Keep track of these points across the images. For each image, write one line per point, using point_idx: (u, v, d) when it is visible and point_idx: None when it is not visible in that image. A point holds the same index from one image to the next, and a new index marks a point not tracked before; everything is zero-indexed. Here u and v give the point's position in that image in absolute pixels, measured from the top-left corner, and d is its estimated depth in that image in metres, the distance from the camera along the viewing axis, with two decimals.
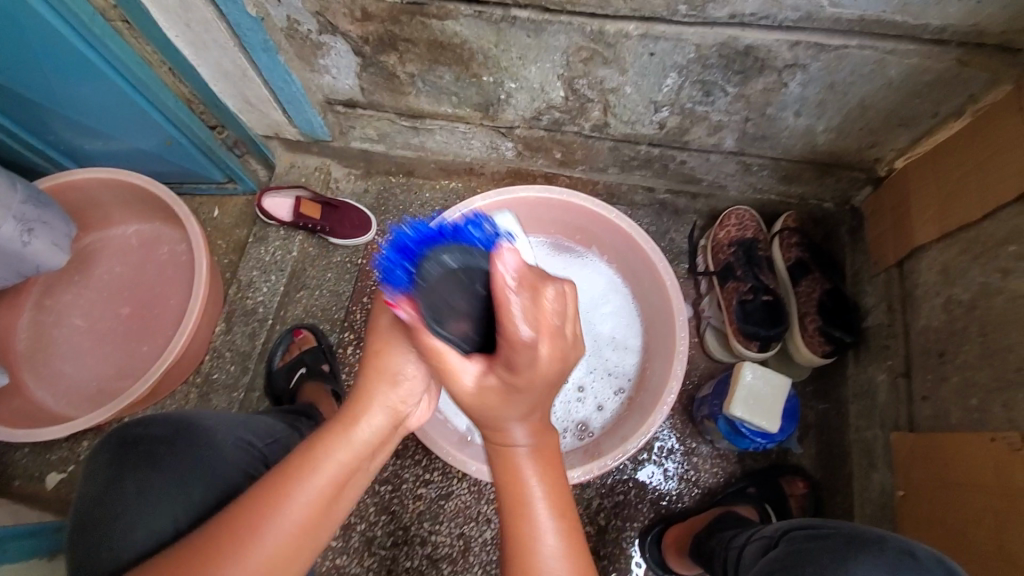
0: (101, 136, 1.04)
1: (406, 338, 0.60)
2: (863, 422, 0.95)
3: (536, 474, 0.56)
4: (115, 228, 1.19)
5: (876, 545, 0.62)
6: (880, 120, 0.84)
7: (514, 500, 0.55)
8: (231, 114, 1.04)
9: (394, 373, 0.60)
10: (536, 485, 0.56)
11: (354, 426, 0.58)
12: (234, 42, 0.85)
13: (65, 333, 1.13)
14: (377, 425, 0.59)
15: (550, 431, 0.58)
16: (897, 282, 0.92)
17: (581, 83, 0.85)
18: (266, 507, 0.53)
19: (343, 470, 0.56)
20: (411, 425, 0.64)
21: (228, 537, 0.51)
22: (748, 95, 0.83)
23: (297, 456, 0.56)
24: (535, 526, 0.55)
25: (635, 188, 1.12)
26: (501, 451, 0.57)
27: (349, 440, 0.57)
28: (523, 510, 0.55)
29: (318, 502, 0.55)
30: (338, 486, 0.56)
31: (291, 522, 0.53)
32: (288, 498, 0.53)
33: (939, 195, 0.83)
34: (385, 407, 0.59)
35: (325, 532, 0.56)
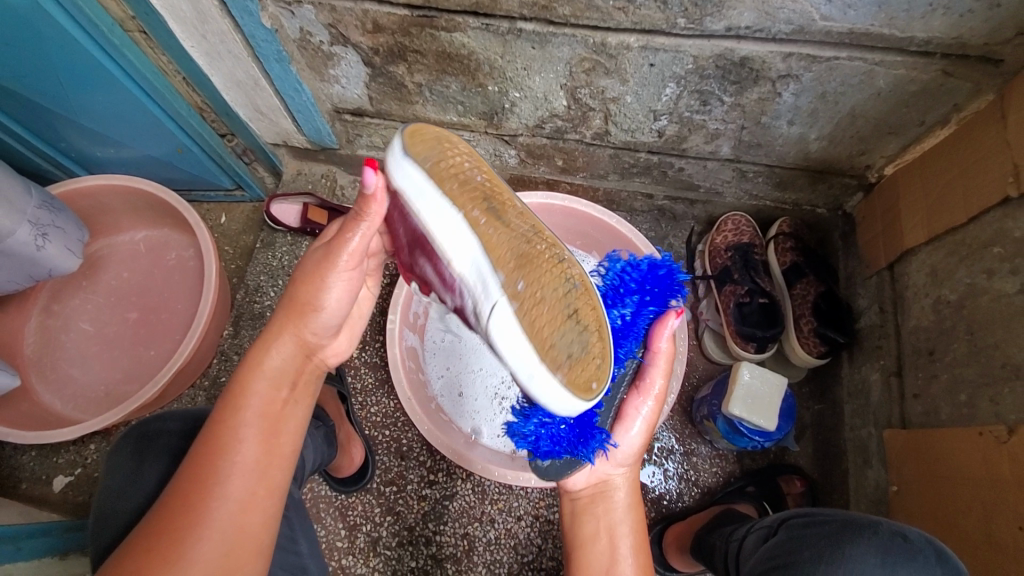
0: (114, 144, 1.07)
1: (318, 281, 0.63)
2: (857, 421, 0.97)
3: (624, 517, 0.73)
4: (123, 234, 1.21)
5: (869, 528, 0.65)
6: (869, 128, 0.88)
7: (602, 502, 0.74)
8: (242, 122, 1.06)
9: (303, 305, 0.64)
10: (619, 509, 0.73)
11: (265, 360, 0.62)
12: (248, 52, 0.87)
13: (73, 337, 1.15)
14: (286, 358, 0.63)
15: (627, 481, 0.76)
16: (888, 284, 0.95)
17: (583, 93, 0.88)
18: (202, 458, 0.57)
19: (262, 407, 0.60)
20: (330, 355, 0.69)
21: (186, 500, 0.54)
22: (744, 104, 0.86)
23: (216, 411, 0.60)
24: (610, 522, 0.73)
25: (634, 195, 1.16)
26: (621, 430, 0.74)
27: (263, 377, 0.62)
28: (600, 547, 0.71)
29: (253, 440, 0.58)
30: (270, 422, 0.60)
31: (233, 465, 0.57)
32: (219, 443, 0.57)
33: (927, 199, 0.87)
34: (296, 338, 0.64)
35: (275, 465, 0.60)
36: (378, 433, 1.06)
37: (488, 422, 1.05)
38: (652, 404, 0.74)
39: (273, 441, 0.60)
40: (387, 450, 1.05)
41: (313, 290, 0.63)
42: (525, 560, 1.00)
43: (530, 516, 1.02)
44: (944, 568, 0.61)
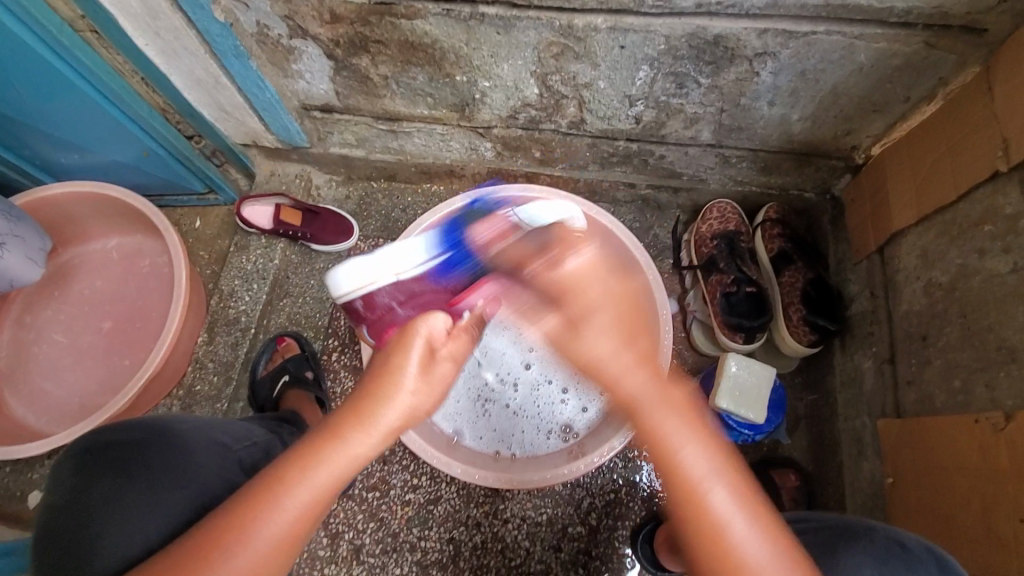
0: (78, 149, 1.03)
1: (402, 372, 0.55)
2: (852, 411, 0.94)
3: (670, 417, 0.56)
4: (95, 242, 1.18)
5: (864, 535, 0.65)
6: (853, 106, 0.85)
7: (715, 536, 0.52)
8: (207, 123, 1.03)
9: (383, 404, 0.55)
10: (675, 425, 0.56)
11: (348, 452, 0.54)
12: (204, 49, 0.85)
13: (46, 349, 1.12)
14: (366, 440, 0.54)
15: (678, 388, 0.58)
16: (878, 268, 0.91)
17: (554, 79, 0.85)
18: (245, 513, 0.53)
19: (321, 483, 0.54)
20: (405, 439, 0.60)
21: (212, 542, 0.52)
22: (721, 85, 0.83)
23: (284, 460, 0.55)
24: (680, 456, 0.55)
25: (616, 185, 1.12)
26: (645, 425, 0.57)
27: (332, 453, 0.54)
28: (705, 515, 0.53)
29: (288, 513, 0.53)
30: (313, 503, 0.54)
31: (258, 542, 0.52)
32: (266, 500, 0.53)
33: (915, 179, 0.84)
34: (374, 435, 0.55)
35: (288, 554, 0.54)
36: None
37: (470, 421, 1.02)
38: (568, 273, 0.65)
39: (298, 532, 0.54)
40: (368, 455, 1.02)
41: (401, 402, 0.55)
42: (512, 564, 0.97)
43: (517, 519, 0.99)
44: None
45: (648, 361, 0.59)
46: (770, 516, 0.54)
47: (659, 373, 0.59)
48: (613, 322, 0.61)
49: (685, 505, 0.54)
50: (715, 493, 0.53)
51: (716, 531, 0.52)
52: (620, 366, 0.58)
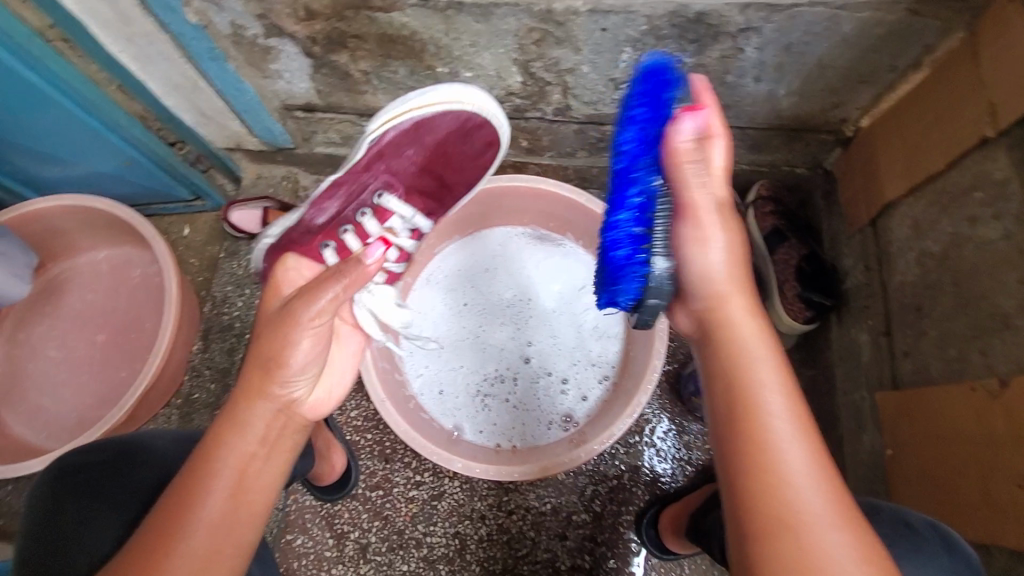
0: (60, 162, 1.02)
1: (285, 336, 0.59)
2: (850, 385, 0.94)
3: (757, 343, 0.57)
4: (83, 255, 1.17)
5: (860, 508, 0.67)
6: (840, 79, 0.84)
7: (765, 454, 0.52)
8: (189, 129, 1.02)
9: (263, 377, 0.59)
10: (754, 346, 0.57)
11: (241, 418, 0.58)
12: (181, 53, 0.83)
13: (41, 364, 1.12)
14: (262, 412, 0.59)
15: (768, 320, 0.60)
16: (872, 240, 0.91)
17: (537, 66, 0.84)
18: (167, 516, 0.53)
19: (231, 462, 0.56)
20: (312, 411, 0.65)
21: (144, 559, 0.51)
22: (706, 64, 0.82)
23: (187, 468, 0.56)
24: (749, 374, 0.56)
25: (606, 170, 1.11)
26: (728, 346, 0.58)
27: (236, 431, 0.58)
28: (758, 436, 0.53)
29: (215, 496, 0.54)
30: (237, 479, 0.56)
31: (197, 528, 0.53)
32: (186, 501, 0.54)
33: (904, 149, 0.83)
34: (268, 398, 0.60)
35: (245, 530, 0.56)
36: (359, 438, 1.03)
37: (469, 415, 1.02)
38: (719, 189, 0.58)
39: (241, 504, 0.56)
40: (370, 454, 1.02)
41: (291, 362, 0.59)
42: (519, 555, 0.98)
43: (522, 509, 0.99)
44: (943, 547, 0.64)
45: (750, 290, 0.60)
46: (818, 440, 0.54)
47: (756, 306, 0.60)
48: (728, 244, 0.59)
49: (740, 425, 0.54)
50: (776, 415, 0.54)
51: (770, 454, 0.52)
52: (704, 284, 0.59)
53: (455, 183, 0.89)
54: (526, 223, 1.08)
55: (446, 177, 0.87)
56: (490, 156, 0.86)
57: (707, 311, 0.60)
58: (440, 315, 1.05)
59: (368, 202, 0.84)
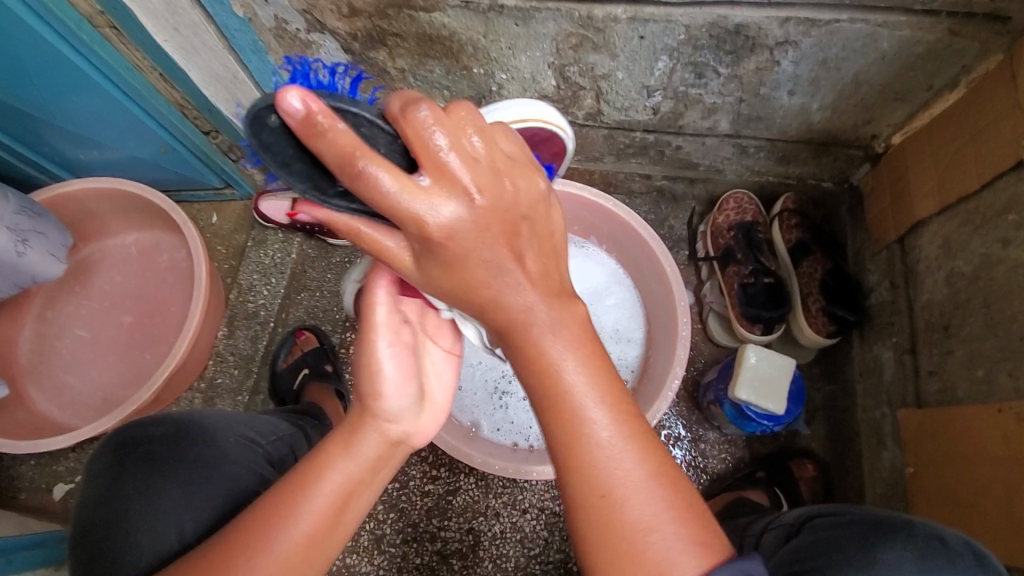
0: (96, 145, 1.04)
1: (376, 360, 0.59)
2: (870, 401, 0.94)
3: (593, 398, 0.46)
4: (113, 238, 1.19)
5: (903, 530, 0.62)
6: (874, 95, 0.84)
7: (609, 509, 0.45)
8: (225, 119, 1.03)
9: (383, 407, 0.59)
10: (598, 415, 0.46)
11: (355, 441, 0.58)
12: (223, 43, 0.86)
13: (68, 343, 1.14)
14: (374, 442, 0.59)
15: (596, 336, 0.48)
16: (899, 258, 0.91)
17: (572, 71, 0.84)
18: (251, 535, 0.54)
19: (342, 482, 0.57)
20: (418, 441, 0.63)
21: (237, 556, 0.53)
22: (741, 74, 0.82)
23: (298, 471, 0.58)
24: (575, 423, 0.46)
25: (632, 176, 1.12)
26: (559, 408, 0.46)
27: (352, 455, 0.58)
28: (600, 511, 0.45)
29: (316, 519, 0.55)
30: (339, 505, 0.56)
31: (277, 555, 0.53)
32: (288, 511, 0.54)
33: (937, 167, 0.83)
34: (380, 431, 0.59)
35: (317, 563, 0.56)
36: None
37: (487, 413, 1.03)
38: None
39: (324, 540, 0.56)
40: None
41: (383, 386, 0.59)
42: (532, 554, 0.99)
43: (536, 509, 1.00)
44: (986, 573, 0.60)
45: (579, 322, 0.48)
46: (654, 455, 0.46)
47: (619, 390, 0.47)
48: (582, 345, 0.47)
49: (574, 488, 0.46)
50: (619, 485, 0.45)
51: (613, 541, 0.45)
52: (565, 361, 0.46)
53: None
54: None
55: None
56: (551, 160, 0.82)
57: (538, 381, 0.47)
58: None
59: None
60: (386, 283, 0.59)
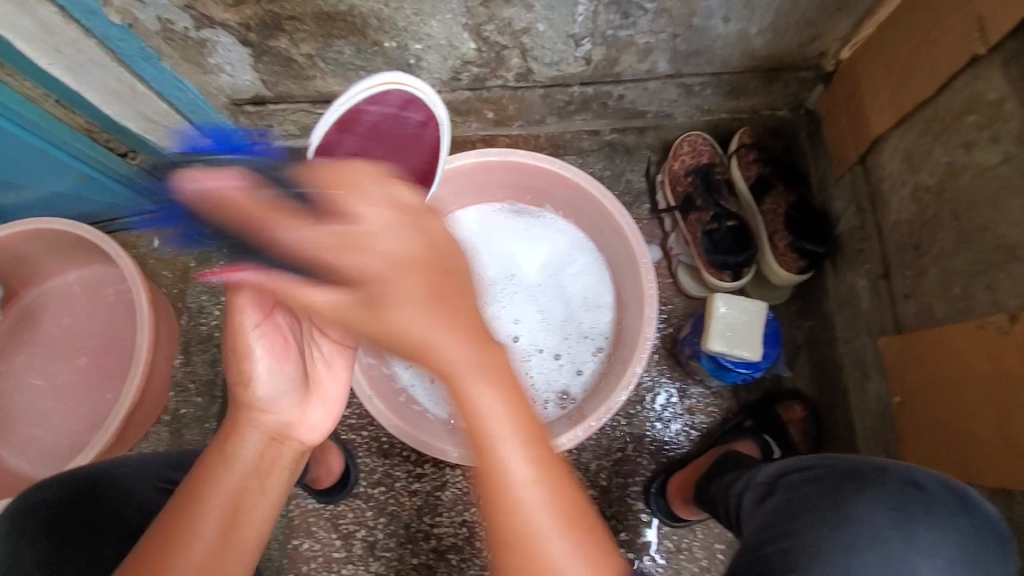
0: (11, 188, 0.96)
1: (245, 355, 0.58)
2: (851, 332, 0.90)
3: (490, 386, 0.51)
4: (54, 280, 1.13)
5: (876, 479, 0.61)
6: (815, 9, 0.78)
7: (509, 505, 0.50)
8: (138, 138, 0.97)
9: (253, 412, 0.58)
10: (492, 403, 0.50)
11: (230, 452, 0.57)
12: (110, 57, 0.78)
13: (25, 395, 1.09)
14: (253, 445, 0.58)
15: (495, 341, 0.52)
16: (862, 179, 0.86)
17: (489, 29, 0.78)
18: (169, 528, 0.53)
19: (224, 495, 0.55)
20: (306, 435, 0.61)
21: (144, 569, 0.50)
22: (669, 8, 0.76)
23: (183, 490, 0.55)
24: (492, 450, 0.50)
25: (580, 134, 1.06)
26: (461, 393, 0.51)
27: (227, 465, 0.56)
28: (508, 508, 0.50)
29: (204, 534, 0.52)
30: (229, 515, 0.54)
31: (189, 555, 0.51)
32: (181, 522, 0.52)
33: (889, 77, 0.78)
34: (260, 426, 0.58)
35: (232, 569, 0.53)
36: (354, 435, 1.00)
37: None
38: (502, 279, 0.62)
39: (241, 526, 0.55)
40: (368, 451, 1.00)
41: (252, 381, 0.58)
42: None
43: None
44: (970, 517, 0.59)
45: (461, 316, 0.50)
46: (562, 466, 0.52)
47: (489, 340, 0.52)
48: (428, 296, 0.48)
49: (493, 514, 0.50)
50: (519, 482, 0.50)
51: (517, 548, 0.50)
52: (443, 334, 0.49)
53: (403, 178, 0.73)
54: (503, 198, 1.05)
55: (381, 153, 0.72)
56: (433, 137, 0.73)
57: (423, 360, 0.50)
58: None
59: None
60: (248, 292, 0.56)
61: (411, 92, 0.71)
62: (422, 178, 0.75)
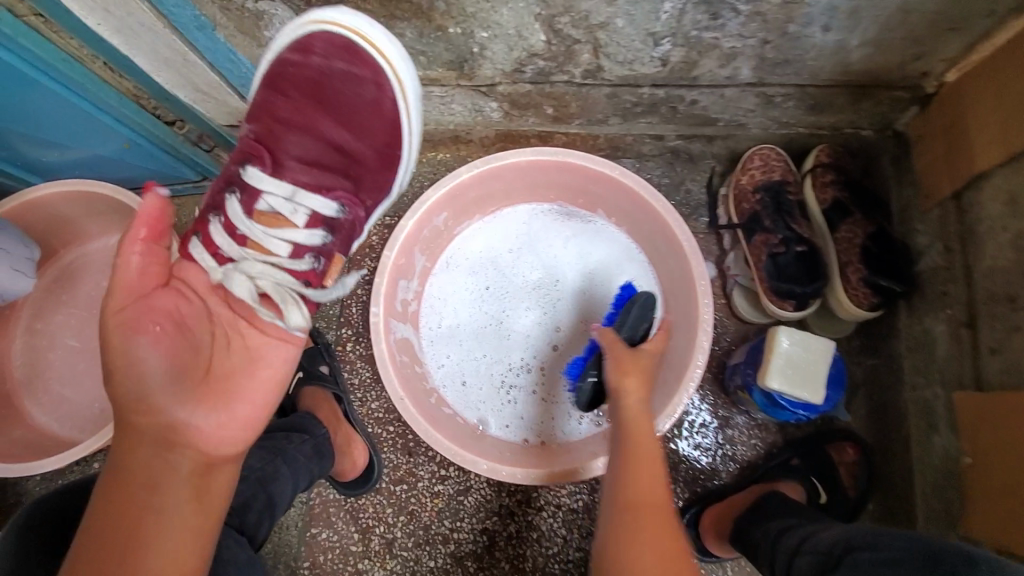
0: (56, 146, 0.94)
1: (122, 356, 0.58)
2: (920, 379, 0.83)
3: (654, 451, 0.67)
4: (95, 241, 1.13)
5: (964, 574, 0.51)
6: (928, 25, 0.70)
7: (631, 500, 0.64)
8: (185, 106, 0.94)
9: (135, 417, 0.57)
10: (654, 448, 0.67)
11: (131, 461, 0.56)
12: (164, 24, 0.74)
13: (60, 355, 1.09)
14: (142, 451, 0.56)
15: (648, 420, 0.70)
16: (954, 216, 0.78)
17: (564, 22, 0.72)
18: (87, 541, 0.52)
19: (119, 504, 0.54)
20: (201, 441, 0.59)
21: None
22: (765, 11, 0.69)
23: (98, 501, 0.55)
24: (647, 445, 0.67)
25: (642, 138, 0.99)
26: (630, 419, 0.70)
27: (125, 473, 0.56)
28: (636, 505, 0.63)
29: (107, 543, 0.52)
30: (130, 523, 0.53)
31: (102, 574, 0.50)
32: (101, 531, 0.52)
33: (1002, 107, 0.70)
34: (146, 434, 0.57)
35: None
36: (380, 430, 0.98)
37: (495, 408, 0.95)
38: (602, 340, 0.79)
39: (145, 538, 0.53)
40: (393, 447, 0.97)
41: (123, 385, 0.58)
42: (550, 553, 0.94)
43: (551, 506, 0.94)
44: None
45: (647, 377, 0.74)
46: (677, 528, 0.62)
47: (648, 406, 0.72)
48: (641, 379, 0.73)
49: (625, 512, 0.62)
50: (660, 490, 0.65)
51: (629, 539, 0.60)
52: (631, 391, 0.72)
53: (354, 149, 0.76)
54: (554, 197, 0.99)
55: (351, 144, 0.75)
56: (367, 144, 0.76)
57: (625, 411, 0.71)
58: (464, 301, 0.98)
59: (235, 179, 0.71)
60: (144, 247, 0.61)
61: (344, 36, 0.72)
62: (378, 156, 0.78)
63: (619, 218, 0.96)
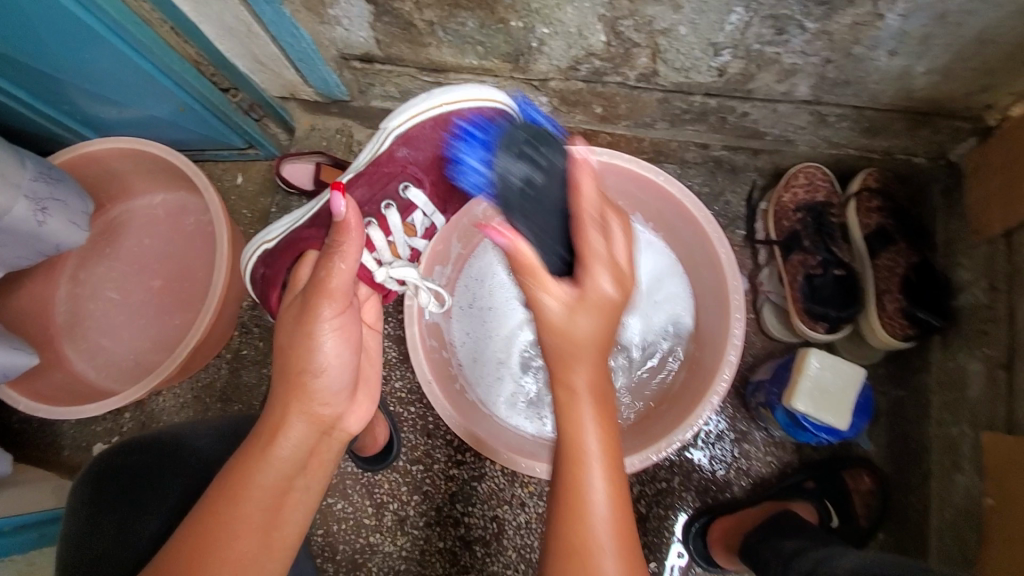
0: (114, 104, 0.97)
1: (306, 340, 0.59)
2: (947, 416, 0.83)
3: (592, 417, 0.57)
4: (140, 200, 1.16)
5: None
6: (1000, 57, 0.68)
7: (578, 496, 0.55)
8: (242, 75, 0.96)
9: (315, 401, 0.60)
10: (591, 431, 0.57)
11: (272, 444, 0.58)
12: None
13: (101, 305, 1.13)
14: (299, 436, 0.59)
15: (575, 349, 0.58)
16: (1002, 255, 0.77)
17: (626, 25, 0.72)
18: (207, 513, 0.55)
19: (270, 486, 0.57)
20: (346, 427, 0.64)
21: (196, 540, 0.53)
22: (831, 31, 0.68)
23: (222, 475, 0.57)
24: (578, 416, 0.57)
25: (687, 145, 0.99)
26: (562, 400, 0.58)
27: (262, 459, 0.57)
28: (573, 507, 0.55)
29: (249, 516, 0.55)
30: (275, 502, 0.57)
31: (232, 542, 0.53)
32: (222, 503, 0.55)
33: None
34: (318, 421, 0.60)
35: (276, 557, 0.56)
36: (402, 410, 1.00)
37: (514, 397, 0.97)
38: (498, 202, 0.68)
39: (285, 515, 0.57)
40: (413, 428, 1.00)
41: (323, 372, 0.60)
42: None
43: None
44: None
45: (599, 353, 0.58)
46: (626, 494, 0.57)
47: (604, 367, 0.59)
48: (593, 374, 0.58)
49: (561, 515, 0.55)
50: (595, 494, 0.55)
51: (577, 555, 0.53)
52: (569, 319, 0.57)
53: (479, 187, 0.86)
54: None
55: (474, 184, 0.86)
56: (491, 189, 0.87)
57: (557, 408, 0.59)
58: (491, 289, 0.98)
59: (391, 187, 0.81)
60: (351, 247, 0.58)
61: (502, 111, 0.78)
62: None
63: (659, 223, 0.96)
